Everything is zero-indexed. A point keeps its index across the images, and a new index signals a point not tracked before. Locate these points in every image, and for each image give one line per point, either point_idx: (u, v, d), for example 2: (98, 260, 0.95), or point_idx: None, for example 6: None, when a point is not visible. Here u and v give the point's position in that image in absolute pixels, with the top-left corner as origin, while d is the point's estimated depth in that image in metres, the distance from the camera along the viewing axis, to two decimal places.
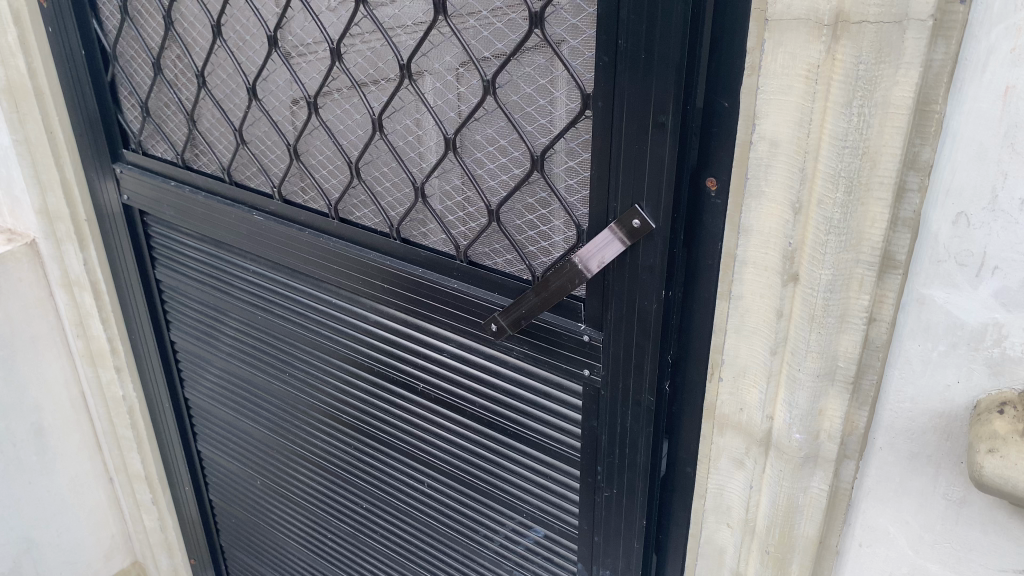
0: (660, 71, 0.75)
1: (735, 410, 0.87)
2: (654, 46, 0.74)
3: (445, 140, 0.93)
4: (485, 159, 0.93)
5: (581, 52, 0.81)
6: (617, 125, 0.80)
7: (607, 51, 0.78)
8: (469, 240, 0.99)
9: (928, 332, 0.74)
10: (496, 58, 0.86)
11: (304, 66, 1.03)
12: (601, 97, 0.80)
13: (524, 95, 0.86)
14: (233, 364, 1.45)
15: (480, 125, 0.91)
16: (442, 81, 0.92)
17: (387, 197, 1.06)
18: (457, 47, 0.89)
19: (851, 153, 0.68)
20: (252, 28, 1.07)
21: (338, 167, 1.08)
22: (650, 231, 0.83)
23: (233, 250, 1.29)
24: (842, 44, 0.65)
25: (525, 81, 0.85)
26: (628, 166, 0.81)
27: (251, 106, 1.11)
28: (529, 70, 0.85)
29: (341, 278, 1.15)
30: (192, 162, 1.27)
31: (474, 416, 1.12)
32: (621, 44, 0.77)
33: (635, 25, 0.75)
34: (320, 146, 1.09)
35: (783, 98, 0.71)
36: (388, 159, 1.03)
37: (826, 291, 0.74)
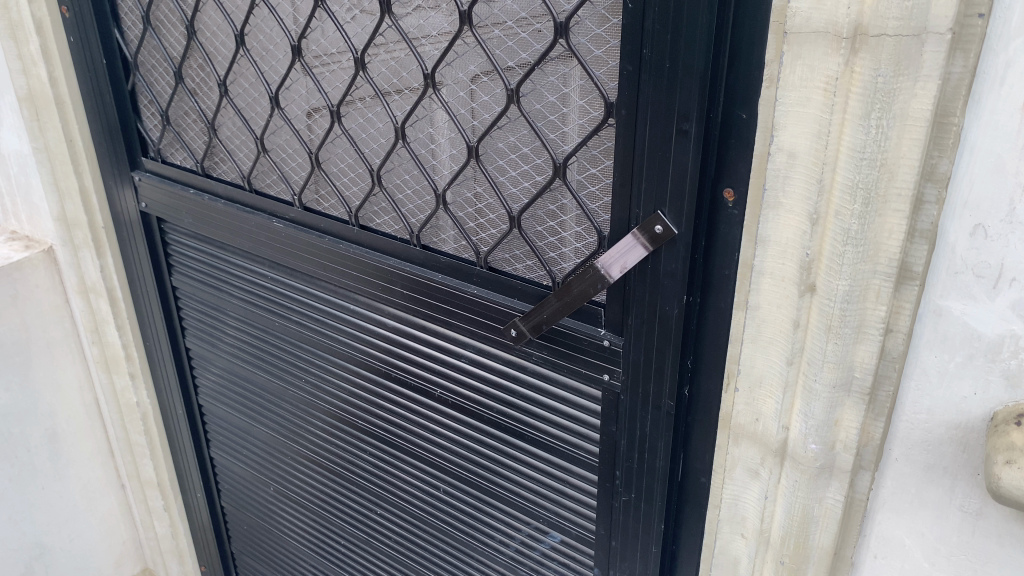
0: (685, 79, 0.76)
1: (750, 419, 0.87)
2: (679, 56, 0.75)
3: (468, 148, 0.94)
4: (507, 167, 0.93)
5: (605, 62, 0.81)
6: (640, 133, 0.81)
7: (630, 60, 0.78)
8: (490, 247, 0.99)
9: (946, 343, 0.75)
10: (520, 68, 0.86)
11: (325, 75, 1.04)
12: (625, 105, 0.81)
13: (547, 104, 0.86)
14: (248, 369, 1.45)
15: (501, 133, 0.92)
16: (465, 90, 0.92)
17: (407, 204, 1.06)
18: (481, 56, 0.89)
19: (870, 165, 0.69)
20: (274, 38, 1.08)
21: (358, 175, 1.09)
22: (673, 237, 0.83)
23: (251, 256, 1.29)
24: (861, 56, 0.66)
25: (549, 90, 0.85)
26: (650, 174, 0.82)
27: (274, 115, 1.12)
28: (552, 79, 0.85)
29: (358, 283, 1.15)
30: (212, 169, 1.28)
31: (490, 422, 1.12)
32: (646, 53, 0.77)
33: (661, 35, 0.75)
34: (341, 153, 1.09)
35: (801, 109, 0.71)
36: (409, 167, 1.03)
37: (843, 301, 0.75)
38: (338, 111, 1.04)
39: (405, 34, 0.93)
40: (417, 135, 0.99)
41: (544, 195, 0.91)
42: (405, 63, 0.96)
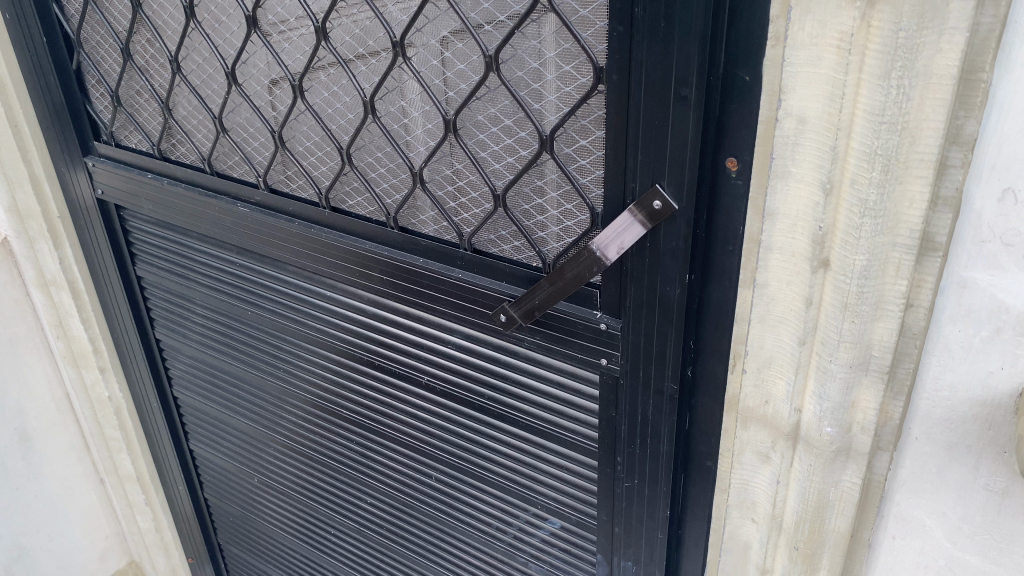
0: (682, 39, 0.68)
1: (760, 402, 0.82)
2: (675, 13, 0.67)
3: (445, 122, 0.86)
4: (489, 141, 0.87)
5: (593, 22, 0.74)
6: (634, 100, 0.74)
7: (621, 19, 0.71)
8: (473, 228, 0.92)
9: (970, 318, 0.70)
10: (499, 33, 0.79)
11: (285, 47, 0.96)
12: (616, 70, 0.73)
13: (529, 71, 0.80)
14: (223, 360, 1.38)
15: (480, 104, 0.85)
16: (438, 58, 0.85)
17: (381, 184, 0.99)
18: (455, 21, 0.81)
19: (890, 129, 0.62)
20: (227, 9, 0.99)
21: (327, 153, 1.01)
22: (673, 212, 0.76)
23: (217, 242, 1.21)
24: (878, 9, 0.59)
25: (531, 55, 0.79)
26: (647, 145, 0.75)
27: (232, 92, 1.03)
28: (535, 43, 0.78)
29: (334, 269, 1.08)
30: (170, 152, 1.20)
31: (480, 409, 1.07)
32: (638, 12, 0.69)
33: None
34: (306, 131, 1.02)
35: (811, 70, 0.65)
36: (381, 144, 0.96)
37: (860, 277, 0.69)
38: (302, 87, 0.96)
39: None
40: (389, 110, 0.92)
41: (530, 170, 0.85)
42: (372, 31, 0.88)
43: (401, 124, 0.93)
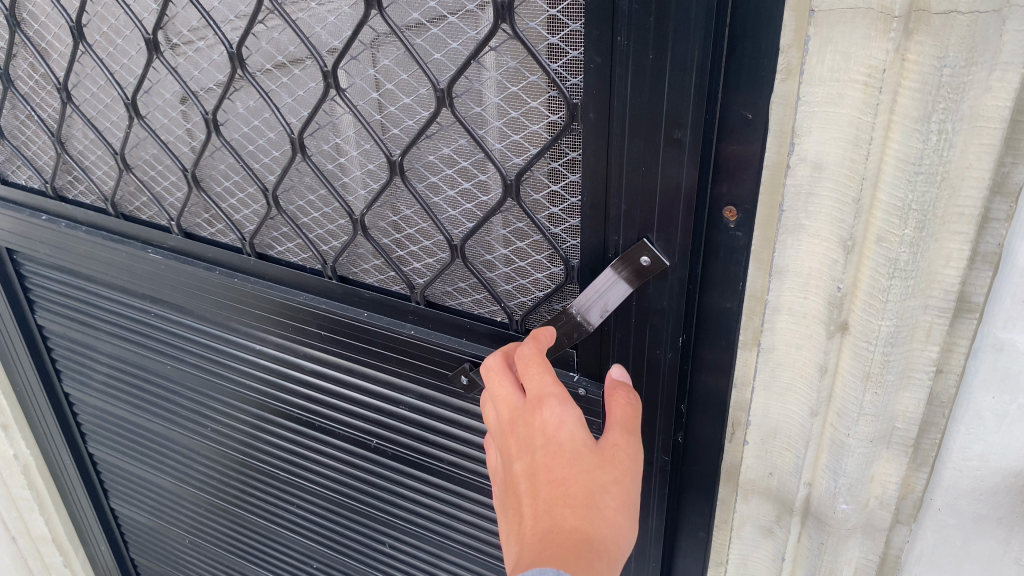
0: (672, 74, 0.58)
1: (763, 474, 0.73)
2: (666, 44, 0.57)
3: (390, 163, 0.75)
4: (443, 184, 0.74)
5: (563, 52, 0.62)
6: (616, 142, 0.63)
7: (599, 49, 0.60)
8: (426, 281, 0.81)
9: (1009, 383, 0.60)
10: (452, 64, 0.67)
11: (194, 75, 0.81)
12: (593, 108, 0.62)
13: (490, 107, 0.67)
14: (142, 415, 1.23)
15: (430, 144, 0.73)
16: (380, 91, 0.72)
17: (315, 229, 0.86)
18: (397, 48, 0.68)
19: (928, 180, 0.52)
20: (120, 30, 0.84)
21: (249, 195, 0.87)
22: (664, 269, 0.66)
23: (127, 291, 1.07)
24: (916, 40, 0.49)
25: (492, 89, 0.66)
26: (633, 192, 0.64)
27: (134, 125, 0.89)
28: (495, 74, 0.65)
29: (266, 323, 0.95)
30: (66, 190, 1.04)
31: (439, 474, 0.94)
32: (621, 42, 0.58)
33: (639, 16, 0.57)
34: (225, 169, 0.87)
35: (831, 110, 0.54)
36: (312, 185, 0.82)
37: (886, 344, 0.59)
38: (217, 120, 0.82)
39: (292, 19, 0.71)
40: (320, 145, 0.79)
41: (493, 219, 0.73)
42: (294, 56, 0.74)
43: (335, 161, 0.79)
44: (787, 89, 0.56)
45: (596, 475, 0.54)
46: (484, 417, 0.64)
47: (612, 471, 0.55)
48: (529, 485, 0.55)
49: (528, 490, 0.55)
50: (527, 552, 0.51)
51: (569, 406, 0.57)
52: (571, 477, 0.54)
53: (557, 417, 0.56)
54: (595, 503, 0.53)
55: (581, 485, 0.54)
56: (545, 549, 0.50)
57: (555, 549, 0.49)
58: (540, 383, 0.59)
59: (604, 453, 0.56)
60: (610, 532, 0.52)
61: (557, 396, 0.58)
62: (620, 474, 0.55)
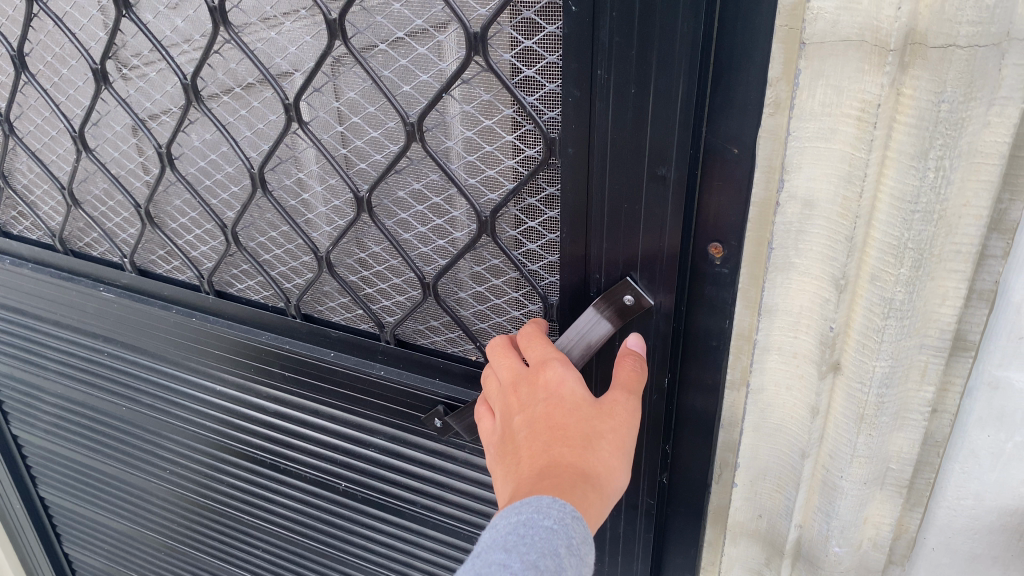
0: (655, 109, 0.55)
1: (751, 516, 0.70)
2: (649, 78, 0.54)
3: (357, 200, 0.71)
4: (412, 220, 0.71)
5: (539, 85, 0.59)
6: (597, 178, 0.60)
7: (577, 83, 0.57)
8: (396, 319, 0.78)
9: (1003, 422, 0.58)
10: (421, 97, 0.63)
11: (146, 107, 0.77)
12: (573, 143, 0.59)
13: (462, 141, 0.64)
14: (95, 458, 1.17)
15: (399, 178, 0.69)
16: (346, 123, 0.68)
17: (277, 266, 0.82)
18: (363, 79, 0.65)
19: (924, 219, 0.50)
20: (65, 58, 0.79)
21: (207, 230, 0.83)
22: (648, 307, 0.64)
23: (79, 330, 1.02)
24: (913, 73, 0.47)
25: (464, 122, 0.63)
26: (615, 228, 0.62)
27: (82, 159, 0.84)
28: (466, 108, 0.62)
29: (227, 362, 0.91)
30: (13, 227, 1.01)
31: (413, 518, 0.90)
32: (600, 75, 0.56)
33: (619, 49, 0.54)
34: (179, 205, 0.83)
35: (823, 145, 0.52)
36: (273, 221, 0.78)
37: (880, 386, 0.56)
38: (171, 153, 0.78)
39: (249, 48, 0.67)
40: (280, 180, 0.75)
41: (467, 256, 0.70)
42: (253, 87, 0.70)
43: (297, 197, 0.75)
44: (776, 124, 0.54)
45: (594, 421, 0.54)
46: (486, 396, 0.65)
47: (611, 424, 0.56)
48: (529, 434, 0.55)
49: (527, 438, 0.54)
50: (524, 484, 0.50)
51: (571, 367, 0.58)
52: (571, 422, 0.54)
53: (559, 374, 0.57)
54: (592, 446, 0.52)
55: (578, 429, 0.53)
56: (542, 481, 0.50)
57: (551, 480, 0.49)
58: (542, 350, 0.61)
59: (602, 405, 0.56)
60: (607, 474, 0.52)
61: (560, 361, 0.59)
62: (618, 422, 0.55)
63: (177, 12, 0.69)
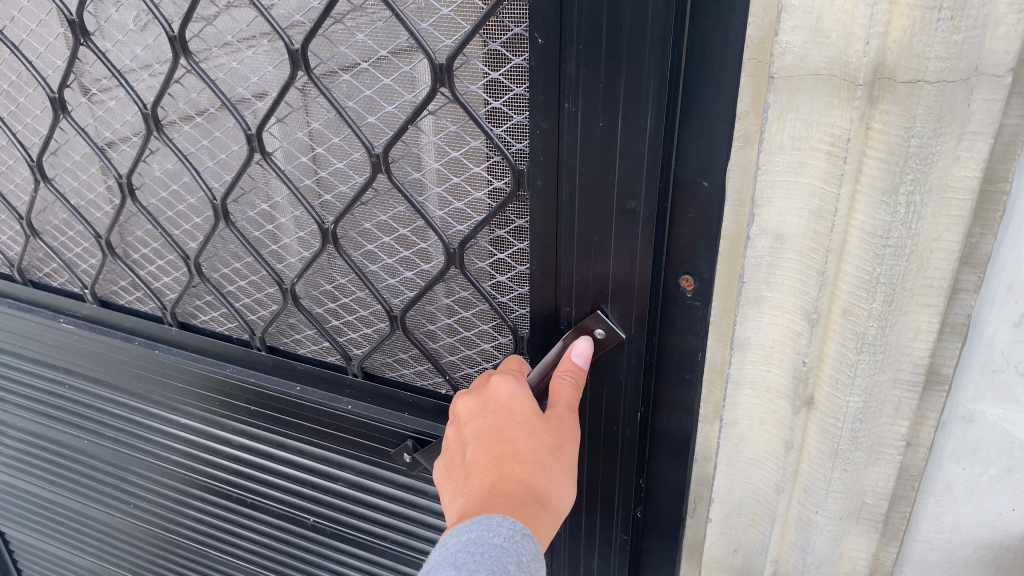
0: (624, 143, 0.54)
1: (727, 551, 0.69)
2: (617, 111, 0.53)
3: (323, 231, 0.70)
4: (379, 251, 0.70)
5: (507, 116, 0.58)
6: (567, 210, 0.59)
7: (545, 115, 0.56)
8: (365, 351, 0.77)
9: (976, 456, 0.58)
10: (388, 128, 0.62)
11: (106, 136, 0.75)
12: (541, 175, 0.58)
13: (429, 172, 0.63)
14: (56, 492, 1.14)
15: (366, 210, 0.68)
16: (310, 154, 0.67)
17: (242, 298, 0.80)
18: (328, 110, 0.64)
19: (895, 254, 0.49)
20: (23, 87, 0.77)
21: (169, 262, 0.81)
22: (619, 341, 0.64)
23: (37, 362, 1.00)
24: (882, 108, 0.46)
25: (431, 153, 0.62)
26: (585, 260, 0.61)
27: (42, 189, 0.83)
28: (434, 139, 0.61)
29: (189, 394, 0.89)
30: None
31: (383, 553, 0.88)
32: (568, 108, 0.55)
33: (589, 80, 0.53)
34: (141, 236, 0.81)
35: (793, 178, 0.51)
36: (237, 253, 0.76)
37: (854, 421, 0.56)
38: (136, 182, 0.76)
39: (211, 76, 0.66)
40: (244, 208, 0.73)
41: (436, 287, 0.69)
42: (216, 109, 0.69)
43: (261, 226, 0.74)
44: (745, 157, 0.53)
45: (544, 439, 0.55)
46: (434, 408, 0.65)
47: (560, 440, 0.56)
48: (478, 448, 0.55)
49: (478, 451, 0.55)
50: (474, 504, 0.51)
51: (521, 382, 0.59)
52: (521, 438, 0.54)
53: (510, 387, 0.58)
54: (542, 463, 0.53)
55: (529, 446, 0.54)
56: (493, 499, 0.50)
57: (502, 499, 0.49)
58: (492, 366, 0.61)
59: (551, 420, 0.57)
60: (556, 493, 0.53)
61: (509, 373, 0.60)
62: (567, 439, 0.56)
63: (136, 40, 0.67)
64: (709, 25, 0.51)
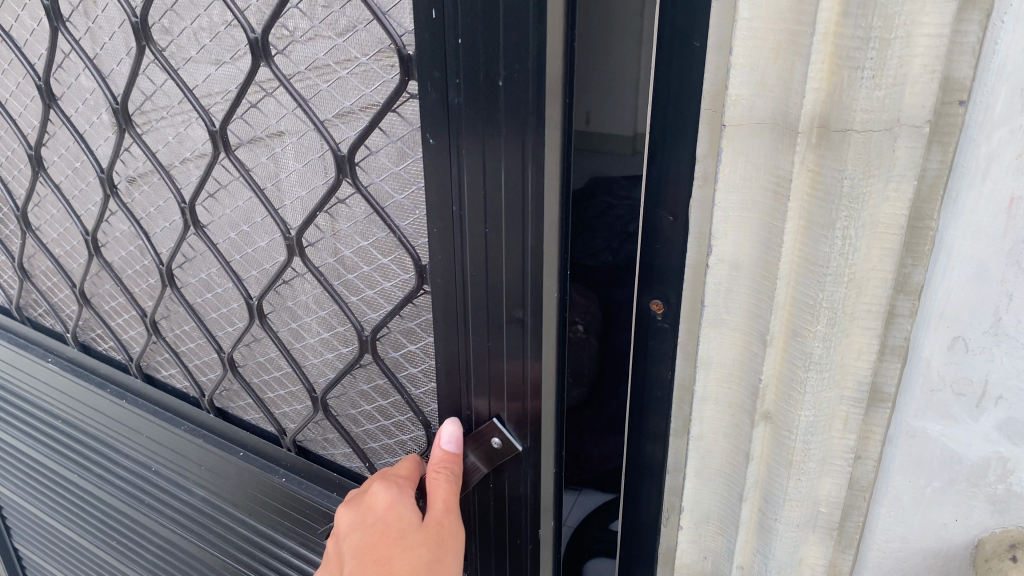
0: (506, 245, 0.69)
1: (697, 557, 0.76)
2: (493, 211, 0.69)
3: (290, 241, 0.91)
4: (359, 282, 0.89)
5: (405, 180, 0.77)
6: (460, 296, 0.76)
7: (442, 218, 0.72)
8: (332, 377, 1.01)
9: (921, 469, 0.63)
10: (348, 137, 0.78)
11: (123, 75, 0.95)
12: (441, 276, 0.76)
13: (383, 172, 0.78)
14: (154, 564, 1.45)
15: (347, 212, 0.84)
16: (298, 135, 0.83)
17: (249, 248, 0.97)
18: (297, 107, 0.80)
19: (835, 282, 0.56)
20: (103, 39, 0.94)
21: (166, 211, 1.03)
22: (516, 452, 0.82)
23: (133, 468, 1.35)
24: (819, 153, 0.53)
25: (384, 157, 0.77)
26: (482, 351, 0.78)
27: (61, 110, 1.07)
28: (391, 147, 0.76)
29: (236, 474, 1.19)
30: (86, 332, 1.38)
31: None
32: (457, 212, 0.71)
33: (481, 200, 0.69)
34: (138, 164, 1.02)
35: (745, 214, 0.58)
36: (236, 189, 0.93)
37: (806, 433, 0.62)
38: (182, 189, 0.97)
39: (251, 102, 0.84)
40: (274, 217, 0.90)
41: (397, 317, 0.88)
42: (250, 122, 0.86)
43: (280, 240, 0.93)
44: (704, 195, 0.60)
45: (408, 543, 0.79)
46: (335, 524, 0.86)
47: (426, 543, 0.79)
48: (357, 561, 0.80)
49: (358, 564, 0.79)
50: None
51: (398, 493, 0.83)
52: (393, 552, 0.78)
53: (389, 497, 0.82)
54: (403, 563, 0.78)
55: (398, 562, 0.78)
56: None
57: None
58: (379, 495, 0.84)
59: (426, 522, 0.80)
60: None
61: (385, 484, 0.84)
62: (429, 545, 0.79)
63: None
64: (671, 79, 0.58)
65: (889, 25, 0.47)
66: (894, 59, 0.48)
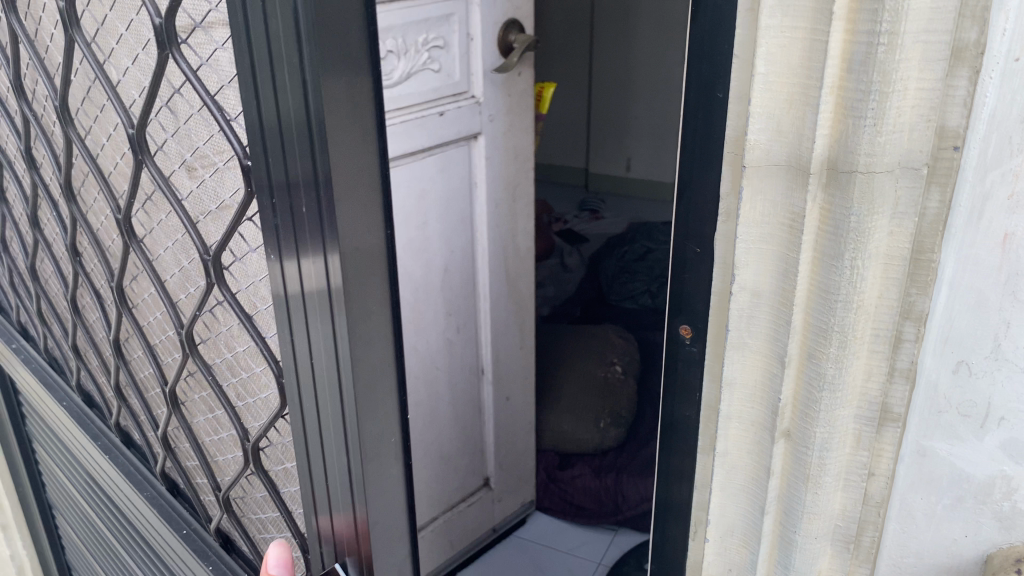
0: (324, 364, 0.87)
1: (723, 570, 0.81)
2: (309, 313, 0.88)
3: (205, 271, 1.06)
4: (248, 356, 1.12)
5: (255, 264, 1.00)
6: (304, 394, 0.95)
7: (282, 319, 0.93)
8: (262, 426, 1.14)
9: (931, 486, 0.68)
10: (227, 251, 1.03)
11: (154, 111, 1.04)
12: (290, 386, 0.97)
13: (248, 263, 1.01)
14: None
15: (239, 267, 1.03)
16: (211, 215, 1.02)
17: (207, 316, 1.15)
18: (194, 208, 1.05)
19: (845, 307, 0.62)
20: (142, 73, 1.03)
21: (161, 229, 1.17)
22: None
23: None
24: (829, 192, 0.60)
25: (248, 269, 1.01)
26: (317, 454, 0.96)
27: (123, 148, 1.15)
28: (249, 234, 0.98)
29: None
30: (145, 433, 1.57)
31: None
32: (294, 335, 0.91)
33: (303, 319, 0.89)
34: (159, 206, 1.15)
35: (764, 246, 0.65)
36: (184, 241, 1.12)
37: (821, 449, 0.67)
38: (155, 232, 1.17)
39: (215, 165, 0.98)
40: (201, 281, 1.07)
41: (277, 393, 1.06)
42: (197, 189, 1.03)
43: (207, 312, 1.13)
44: (728, 230, 0.67)
45: None
46: None
47: None
48: None
49: None
50: None
51: None
52: None
53: None
54: None
55: None
56: None
57: None
58: None
59: None
60: None
61: None
62: None
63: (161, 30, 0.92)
64: (699, 126, 0.66)
65: (888, 80, 0.54)
66: (893, 110, 0.55)
